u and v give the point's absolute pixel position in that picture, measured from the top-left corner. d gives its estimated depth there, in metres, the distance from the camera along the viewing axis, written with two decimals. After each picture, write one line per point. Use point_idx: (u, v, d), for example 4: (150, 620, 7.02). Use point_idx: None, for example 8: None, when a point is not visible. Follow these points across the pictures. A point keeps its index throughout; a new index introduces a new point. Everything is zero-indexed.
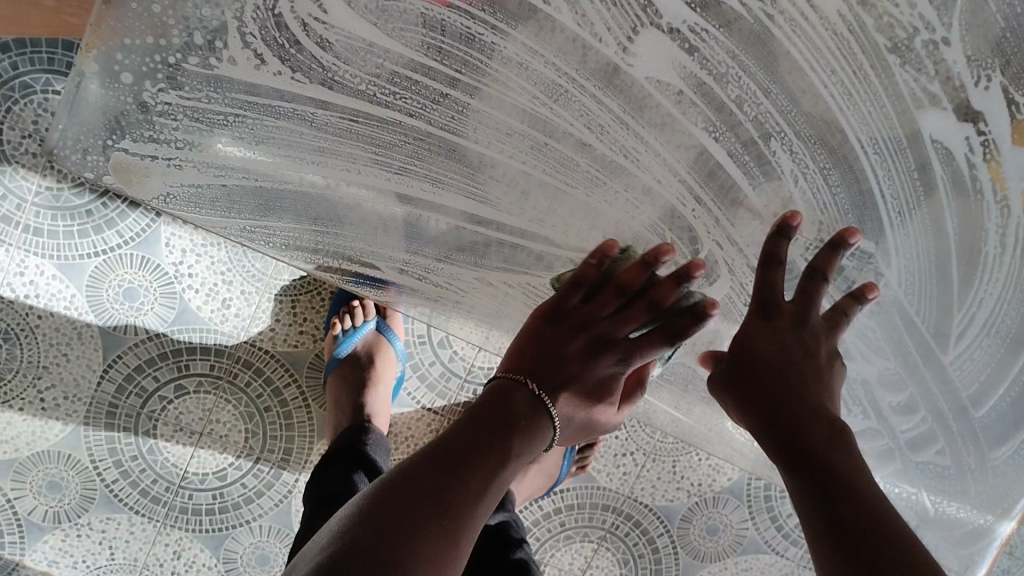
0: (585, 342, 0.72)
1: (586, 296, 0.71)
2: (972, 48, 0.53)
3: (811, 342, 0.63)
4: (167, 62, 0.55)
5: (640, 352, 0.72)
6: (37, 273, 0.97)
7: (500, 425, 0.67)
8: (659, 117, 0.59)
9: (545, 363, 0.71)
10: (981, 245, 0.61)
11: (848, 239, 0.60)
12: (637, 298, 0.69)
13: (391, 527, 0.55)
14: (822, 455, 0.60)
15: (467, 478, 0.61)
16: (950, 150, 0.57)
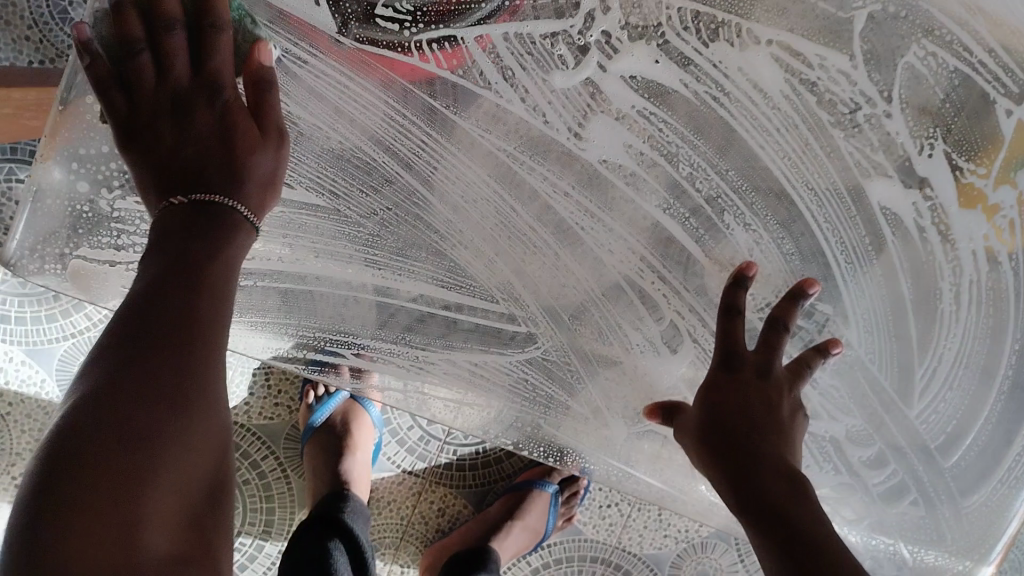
0: (172, 123, 0.48)
1: (128, 87, 0.49)
2: (916, 123, 0.58)
3: (775, 395, 0.56)
4: (126, 170, 0.54)
5: (211, 60, 0.49)
6: (6, 359, 0.95)
7: (188, 170, 0.47)
8: (611, 193, 0.59)
9: (191, 146, 0.48)
10: (938, 304, 0.61)
11: (807, 289, 0.58)
12: (209, 36, 0.48)
13: (123, 405, 0.38)
14: (782, 514, 0.51)
15: (168, 303, 0.42)
16: (899, 216, 0.59)
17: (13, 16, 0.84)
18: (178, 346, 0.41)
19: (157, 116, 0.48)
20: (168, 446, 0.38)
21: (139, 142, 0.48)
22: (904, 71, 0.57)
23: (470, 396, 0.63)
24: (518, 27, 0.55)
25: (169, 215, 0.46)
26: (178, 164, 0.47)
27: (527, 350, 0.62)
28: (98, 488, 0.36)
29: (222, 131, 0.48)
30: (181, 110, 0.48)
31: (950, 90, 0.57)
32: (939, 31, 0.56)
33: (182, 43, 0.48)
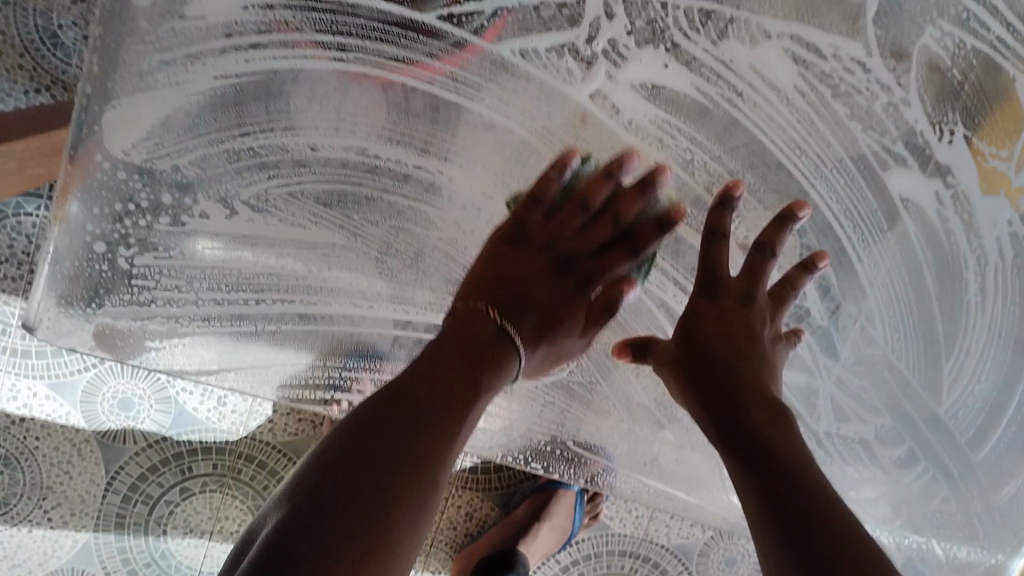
0: (548, 263, 0.60)
1: (549, 213, 0.58)
2: (935, 109, 0.56)
3: (757, 322, 0.57)
4: (140, 226, 0.54)
5: (597, 260, 0.60)
6: (30, 395, 0.93)
7: (514, 291, 0.58)
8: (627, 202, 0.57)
9: (522, 285, 0.59)
10: (962, 293, 0.61)
11: (796, 213, 0.57)
12: (619, 242, 0.59)
13: (375, 453, 0.45)
14: (760, 439, 0.52)
15: (449, 393, 0.51)
16: (921, 207, 0.59)
17: (5, 46, 0.80)
18: (448, 432, 0.49)
19: (534, 253, 0.59)
20: (410, 510, 0.44)
21: (500, 253, 0.58)
22: (920, 55, 0.55)
23: (499, 410, 0.66)
24: (522, 44, 0.52)
25: (480, 317, 0.56)
26: (512, 277, 0.58)
27: (553, 373, 0.64)
28: (344, 531, 0.41)
29: (565, 305, 0.61)
30: (560, 269, 0.61)
31: (968, 71, 0.55)
32: (954, 10, 0.54)
33: (605, 219, 0.58)
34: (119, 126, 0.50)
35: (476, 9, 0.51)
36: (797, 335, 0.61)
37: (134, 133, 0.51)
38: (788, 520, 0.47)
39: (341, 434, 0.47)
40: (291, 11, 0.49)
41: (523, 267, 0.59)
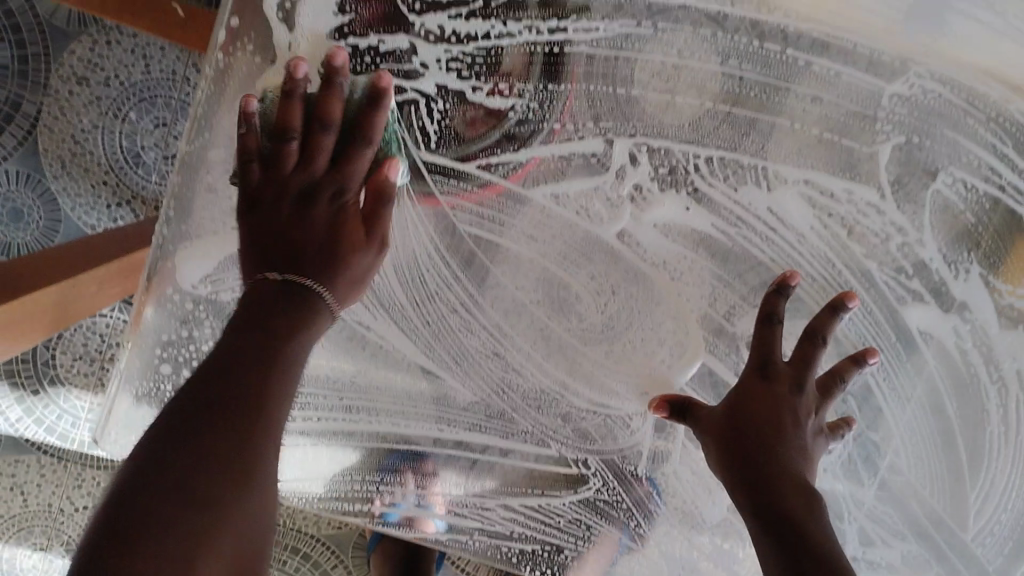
0: (294, 206, 0.51)
1: (265, 164, 0.51)
2: (949, 248, 0.59)
3: (803, 411, 0.57)
4: (201, 350, 0.58)
5: (343, 166, 0.51)
6: (93, 483, 0.99)
7: (292, 249, 0.50)
8: (654, 331, 0.60)
9: (291, 231, 0.51)
10: (986, 425, 0.61)
11: (848, 302, 0.57)
12: (350, 129, 0.51)
13: (144, 485, 0.39)
14: (799, 527, 0.52)
15: (241, 399, 0.44)
16: (940, 341, 0.60)
17: (91, 164, 0.90)
18: (249, 391, 0.44)
19: (274, 206, 0.51)
20: (231, 488, 0.41)
21: (253, 219, 0.51)
22: (933, 199, 0.58)
23: (520, 527, 0.66)
24: (553, 188, 0.58)
25: (259, 290, 0.49)
26: (281, 251, 0.50)
27: (581, 491, 0.65)
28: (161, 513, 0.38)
29: (336, 231, 0.51)
30: (304, 202, 0.51)
31: (981, 213, 0.58)
32: (965, 157, 0.58)
33: (293, 148, 0.50)
34: (189, 263, 0.56)
35: (511, 157, 0.57)
36: (847, 424, 0.60)
37: (202, 268, 0.56)
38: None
39: (154, 435, 0.42)
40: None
41: (291, 228, 0.51)
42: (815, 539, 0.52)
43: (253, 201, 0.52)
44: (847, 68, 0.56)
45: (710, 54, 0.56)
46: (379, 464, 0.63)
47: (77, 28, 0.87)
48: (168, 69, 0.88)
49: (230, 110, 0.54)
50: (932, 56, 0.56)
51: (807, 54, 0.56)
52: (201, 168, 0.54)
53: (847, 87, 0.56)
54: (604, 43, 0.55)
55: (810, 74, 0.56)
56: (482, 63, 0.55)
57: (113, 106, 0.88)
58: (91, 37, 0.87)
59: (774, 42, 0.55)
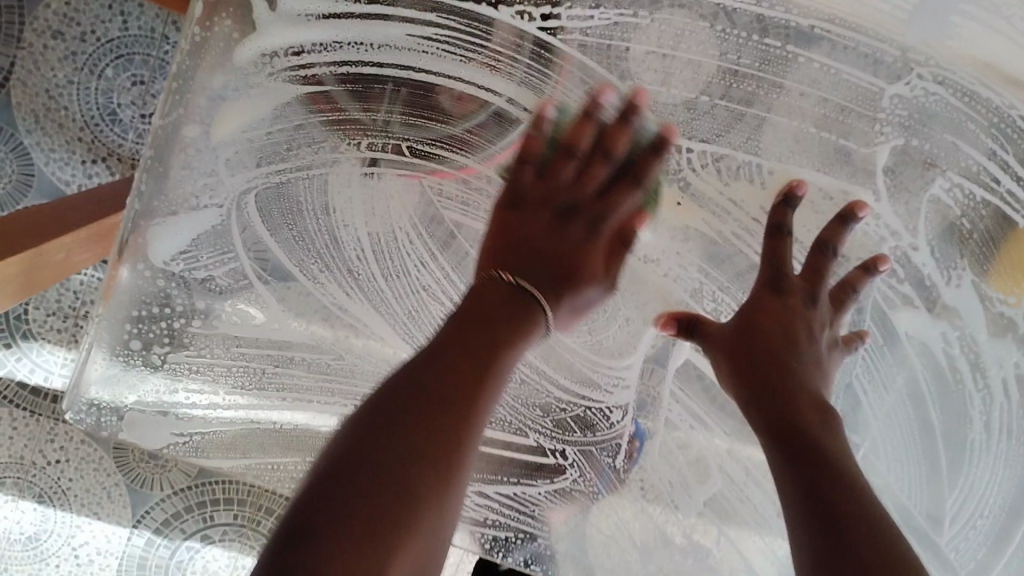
0: (553, 215, 0.55)
1: (541, 172, 0.55)
2: (941, 254, 0.58)
3: (818, 326, 0.55)
4: (171, 327, 0.57)
5: (613, 201, 0.55)
6: (66, 439, 0.98)
7: (531, 253, 0.53)
8: (637, 328, 0.60)
9: (536, 241, 0.54)
10: (967, 430, 0.61)
11: (859, 212, 0.55)
12: (622, 174, 0.55)
13: (370, 449, 0.42)
14: (810, 435, 0.50)
15: (448, 401, 0.45)
16: (926, 344, 0.59)
17: (66, 120, 0.87)
18: (460, 393, 0.45)
19: (533, 212, 0.54)
20: (430, 490, 0.41)
21: (515, 221, 0.54)
22: (929, 205, 0.57)
23: (488, 512, 0.66)
24: (542, 167, 0.55)
25: (490, 285, 0.52)
26: (564, 258, 0.54)
27: (557, 480, 0.65)
28: (361, 505, 0.39)
29: (588, 251, 0.55)
30: (565, 216, 0.55)
31: (977, 219, 0.57)
32: (963, 162, 0.56)
33: (570, 170, 0.54)
34: (160, 238, 0.55)
35: (491, 145, 0.54)
36: (858, 338, 0.58)
37: (173, 244, 0.55)
38: (836, 528, 0.45)
39: (363, 413, 0.44)
40: (328, 132, 0.54)
41: (524, 224, 0.54)
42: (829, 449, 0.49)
43: (561, 213, 0.55)
44: (844, 66, 0.54)
45: (710, 48, 0.54)
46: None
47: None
48: (147, 26, 0.86)
49: (209, 84, 0.52)
50: (933, 58, 0.54)
51: (807, 49, 0.54)
52: (178, 142, 0.53)
53: (844, 86, 0.54)
54: (600, 30, 0.53)
55: (809, 70, 0.54)
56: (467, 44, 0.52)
57: (89, 61, 0.86)
58: None
59: (776, 37, 0.53)
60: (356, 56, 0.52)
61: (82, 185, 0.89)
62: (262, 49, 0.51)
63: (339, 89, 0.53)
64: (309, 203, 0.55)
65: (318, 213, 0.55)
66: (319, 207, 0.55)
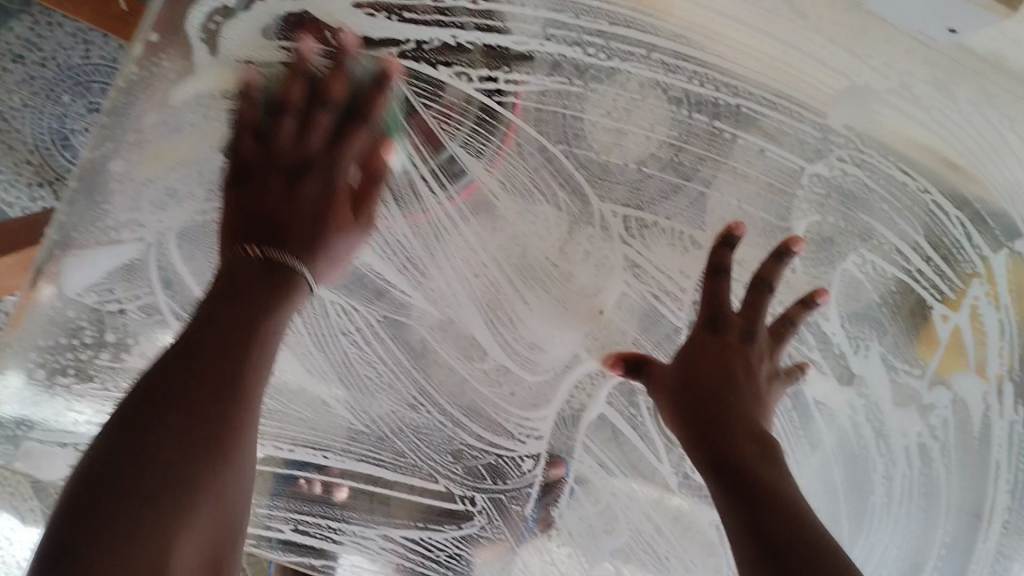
0: (284, 180, 0.51)
1: (299, 124, 0.50)
2: (854, 330, 0.60)
3: (755, 361, 0.55)
4: (79, 359, 0.56)
5: (341, 143, 0.51)
6: None
7: (274, 227, 0.50)
8: (556, 380, 0.61)
9: (280, 208, 0.51)
10: (869, 496, 0.63)
11: (792, 248, 0.55)
12: (348, 121, 0.51)
13: (115, 479, 0.41)
14: (751, 469, 0.50)
15: (199, 379, 0.45)
16: (835, 412, 0.62)
17: (16, 143, 0.85)
18: (211, 396, 0.45)
19: (270, 174, 0.51)
20: (190, 495, 0.42)
21: (247, 194, 0.51)
22: (842, 278, 0.59)
23: (393, 560, 0.67)
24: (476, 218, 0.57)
25: (240, 265, 0.50)
26: (297, 227, 0.51)
27: (464, 527, 0.65)
28: (106, 548, 0.39)
29: (327, 205, 0.52)
30: (297, 175, 0.51)
31: (887, 296, 0.59)
32: (876, 241, 0.58)
33: (291, 125, 0.50)
34: (72, 270, 0.53)
35: (432, 198, 0.55)
36: (802, 369, 0.59)
37: (85, 278, 0.54)
38: (786, 566, 0.44)
39: (102, 439, 0.43)
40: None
41: (276, 201, 0.51)
42: (763, 478, 0.49)
43: (290, 170, 0.51)
44: (772, 144, 0.56)
45: (647, 120, 0.55)
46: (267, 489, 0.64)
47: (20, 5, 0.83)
48: (109, 57, 0.84)
49: (139, 123, 0.51)
50: (854, 142, 0.56)
51: (735, 126, 0.55)
52: (102, 179, 0.52)
53: (768, 162, 0.56)
54: (536, 95, 0.54)
55: (734, 146, 0.56)
56: (419, 98, 0.52)
57: (47, 86, 0.84)
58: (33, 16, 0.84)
59: (703, 112, 0.55)
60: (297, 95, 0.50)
61: (27, 209, 0.87)
62: (199, 93, 0.51)
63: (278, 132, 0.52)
64: (226, 245, 0.54)
65: None
66: None
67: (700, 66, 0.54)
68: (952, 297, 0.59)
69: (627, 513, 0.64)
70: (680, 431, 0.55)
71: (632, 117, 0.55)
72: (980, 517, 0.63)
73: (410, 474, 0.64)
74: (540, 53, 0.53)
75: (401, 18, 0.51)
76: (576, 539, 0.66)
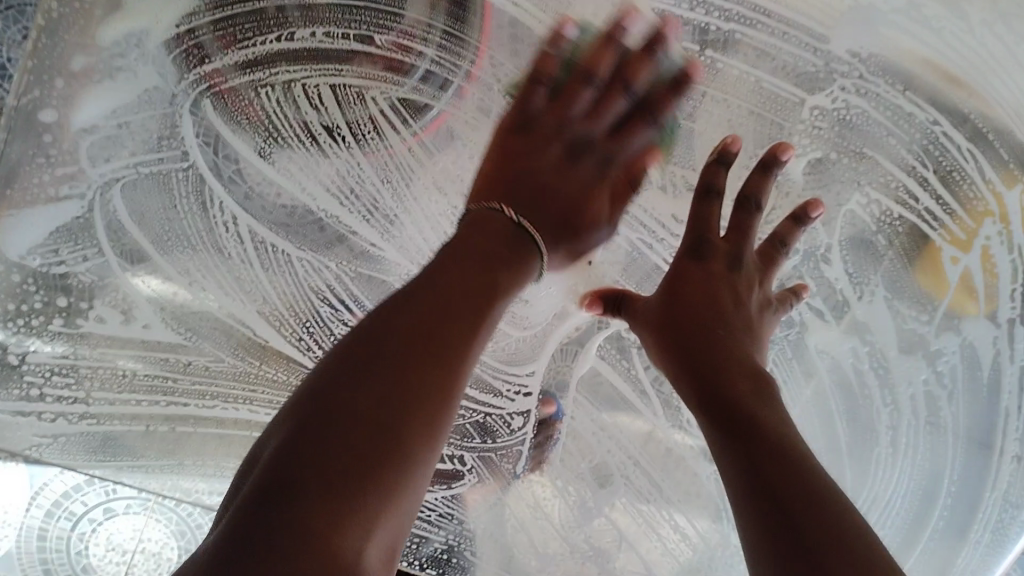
0: (563, 151, 0.54)
1: (552, 95, 0.53)
2: (852, 265, 0.56)
3: (744, 288, 0.52)
4: (32, 325, 0.53)
5: (626, 136, 0.54)
6: None
7: (530, 185, 0.52)
8: (543, 331, 0.59)
9: (528, 159, 0.53)
10: (874, 443, 0.60)
11: (781, 156, 0.51)
12: (614, 89, 0.53)
13: (355, 411, 0.40)
14: (742, 405, 0.46)
15: (440, 343, 0.43)
16: (835, 358, 0.59)
17: None
18: (440, 360, 0.43)
19: (545, 144, 0.53)
20: (414, 457, 0.40)
21: (513, 143, 0.52)
22: (846, 219, 0.55)
23: None
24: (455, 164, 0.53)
25: (492, 223, 0.50)
26: (536, 186, 0.53)
27: (455, 486, 0.63)
28: (360, 485, 0.38)
29: (605, 184, 0.54)
30: (574, 154, 0.54)
31: (895, 237, 0.55)
32: (880, 178, 0.54)
33: (542, 92, 0.52)
34: (16, 230, 0.51)
35: (394, 135, 0.52)
36: (796, 293, 0.56)
37: (29, 240, 0.52)
38: (777, 505, 0.41)
39: (339, 360, 0.42)
40: (214, 108, 0.51)
41: (516, 154, 0.52)
42: (760, 419, 0.45)
43: (529, 132, 0.53)
44: (763, 72, 0.51)
45: (637, 42, 0.52)
46: None
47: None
48: None
49: (67, 67, 0.49)
50: (860, 69, 0.52)
51: (726, 55, 0.51)
52: (34, 129, 0.50)
53: (763, 94, 0.52)
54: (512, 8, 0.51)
55: (723, 76, 0.52)
56: (373, 22, 0.51)
57: None
58: None
59: (690, 39, 0.51)
60: (242, 21, 0.50)
61: None
62: (130, 30, 0.49)
63: (225, 61, 0.50)
64: (184, 198, 0.52)
65: (190, 197, 0.52)
66: (195, 202, 0.52)
67: None
68: (962, 237, 0.55)
69: (622, 467, 0.62)
70: (668, 367, 0.52)
71: (618, 39, 0.51)
72: (992, 450, 0.59)
73: None
74: None
75: None
76: (562, 498, 0.63)
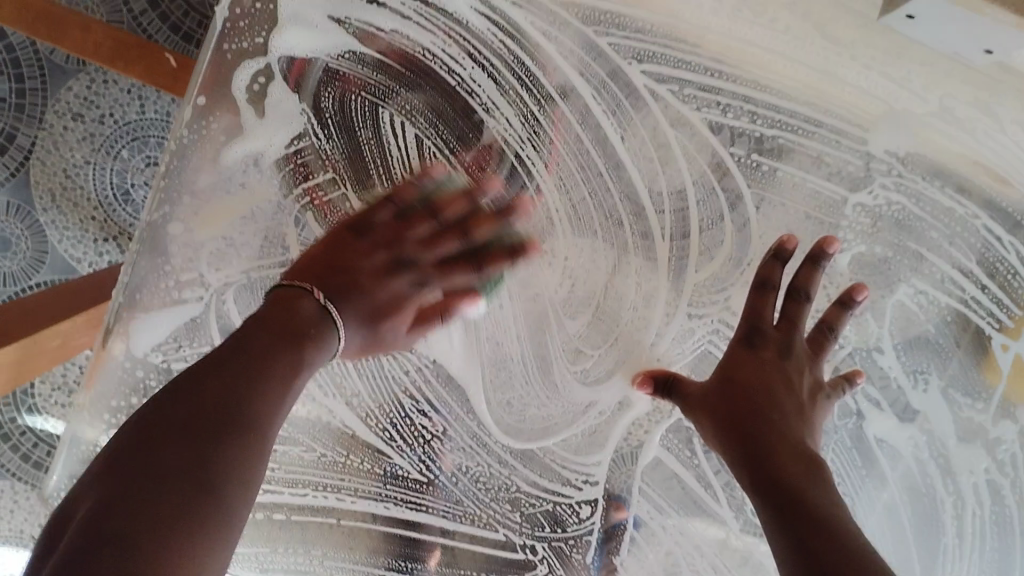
0: (387, 261, 0.56)
1: (399, 215, 0.57)
2: (909, 358, 0.59)
3: (797, 373, 0.56)
4: None
5: (439, 274, 0.58)
6: None
7: (345, 282, 0.54)
8: (610, 423, 0.62)
9: (353, 280, 0.55)
10: (940, 537, 0.60)
11: (827, 249, 0.56)
12: (465, 256, 0.58)
13: (175, 430, 0.42)
14: (788, 485, 0.50)
15: (256, 378, 0.46)
16: (898, 449, 0.60)
17: (81, 199, 0.88)
18: (259, 390, 0.46)
19: (378, 252, 0.56)
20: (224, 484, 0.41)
21: (354, 239, 0.56)
22: (894, 308, 0.59)
23: None
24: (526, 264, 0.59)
25: (310, 304, 0.52)
26: (351, 282, 0.55)
27: None
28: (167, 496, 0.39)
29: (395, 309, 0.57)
30: (397, 267, 0.57)
31: (943, 325, 0.59)
32: (928, 271, 0.58)
33: (420, 230, 0.57)
34: (144, 330, 0.59)
35: None
36: (852, 379, 0.58)
37: (153, 337, 0.59)
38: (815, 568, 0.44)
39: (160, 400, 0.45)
40: (318, 222, 0.58)
41: (341, 250, 0.55)
42: (806, 496, 0.49)
43: (360, 229, 0.56)
44: (809, 176, 0.57)
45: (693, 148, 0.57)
46: (362, 548, 0.63)
47: (77, 66, 0.86)
48: (163, 111, 0.87)
49: (193, 184, 0.57)
50: (898, 170, 0.57)
51: (769, 159, 0.57)
52: (162, 240, 0.58)
53: (810, 194, 0.57)
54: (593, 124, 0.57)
55: (774, 179, 0.57)
56: (438, 148, 0.57)
57: (107, 143, 0.87)
58: (90, 76, 0.86)
59: (740, 146, 0.57)
60: (343, 146, 0.58)
61: (94, 264, 0.90)
62: (248, 152, 0.57)
63: (325, 179, 0.58)
64: None
65: None
66: None
67: (753, 91, 0.57)
68: (1011, 326, 0.59)
69: (690, 561, 0.63)
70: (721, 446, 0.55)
71: (680, 142, 0.57)
72: None
73: (469, 519, 0.63)
74: (574, 92, 0.57)
75: (437, 81, 0.57)
76: None
